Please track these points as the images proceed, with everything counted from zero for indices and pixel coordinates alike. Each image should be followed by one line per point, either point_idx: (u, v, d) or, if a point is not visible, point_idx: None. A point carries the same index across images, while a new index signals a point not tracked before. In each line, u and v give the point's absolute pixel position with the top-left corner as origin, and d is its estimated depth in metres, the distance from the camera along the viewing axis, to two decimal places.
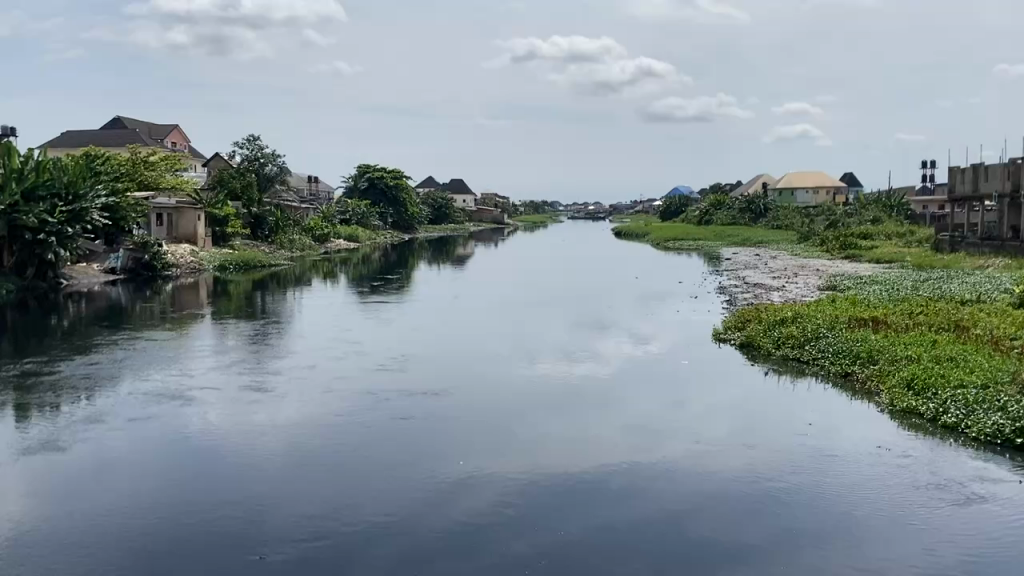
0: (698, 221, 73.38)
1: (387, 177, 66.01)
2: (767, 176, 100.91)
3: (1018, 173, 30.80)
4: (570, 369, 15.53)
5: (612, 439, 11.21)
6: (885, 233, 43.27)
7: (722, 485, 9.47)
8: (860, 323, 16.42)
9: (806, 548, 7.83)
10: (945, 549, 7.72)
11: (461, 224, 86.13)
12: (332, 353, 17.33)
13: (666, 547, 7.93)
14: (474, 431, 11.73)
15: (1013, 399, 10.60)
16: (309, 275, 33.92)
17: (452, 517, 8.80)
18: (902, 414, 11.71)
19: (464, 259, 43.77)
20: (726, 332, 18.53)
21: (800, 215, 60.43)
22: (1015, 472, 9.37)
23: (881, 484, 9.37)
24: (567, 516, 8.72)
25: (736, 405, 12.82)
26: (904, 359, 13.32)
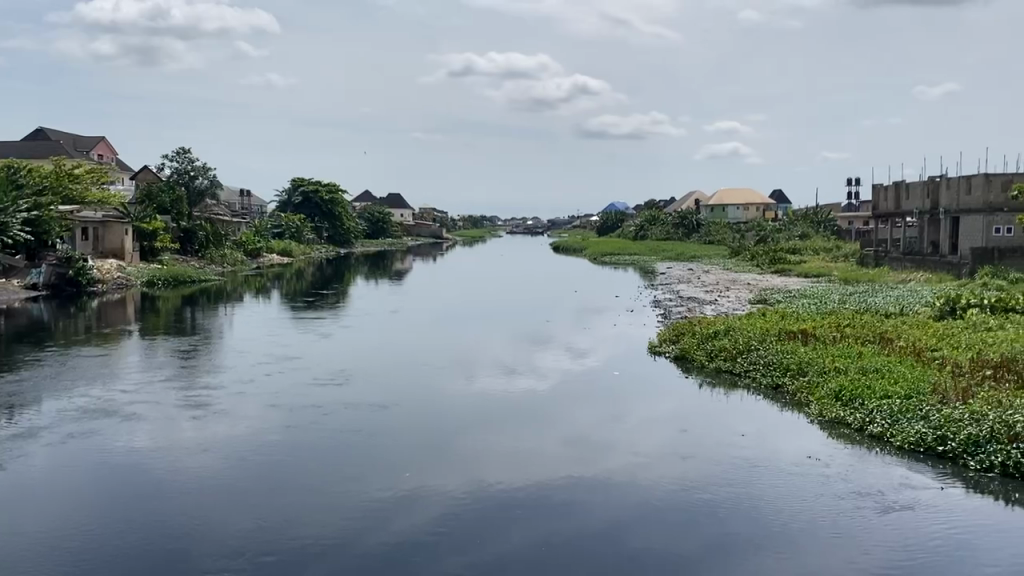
0: (633, 236, 74.37)
1: (321, 191, 65.21)
2: (699, 193, 103.18)
3: (936, 191, 32.29)
4: (511, 383, 15.52)
5: (555, 453, 11.22)
6: (813, 248, 44.45)
7: (662, 497, 9.56)
8: (790, 336, 16.86)
9: (743, 561, 7.88)
10: (872, 557, 7.88)
11: (397, 239, 85.39)
12: (268, 368, 17.03)
13: (604, 561, 7.92)
14: (414, 446, 11.64)
15: (935, 409, 10.97)
16: (240, 291, 33.17)
17: (388, 534, 8.64)
18: (831, 424, 12.02)
19: (401, 274, 43.34)
20: (660, 345, 18.80)
21: (730, 231, 61.85)
22: (937, 479, 9.72)
23: (811, 493, 9.59)
24: (505, 532, 8.64)
25: (673, 417, 13.01)
26: (832, 371, 13.70)
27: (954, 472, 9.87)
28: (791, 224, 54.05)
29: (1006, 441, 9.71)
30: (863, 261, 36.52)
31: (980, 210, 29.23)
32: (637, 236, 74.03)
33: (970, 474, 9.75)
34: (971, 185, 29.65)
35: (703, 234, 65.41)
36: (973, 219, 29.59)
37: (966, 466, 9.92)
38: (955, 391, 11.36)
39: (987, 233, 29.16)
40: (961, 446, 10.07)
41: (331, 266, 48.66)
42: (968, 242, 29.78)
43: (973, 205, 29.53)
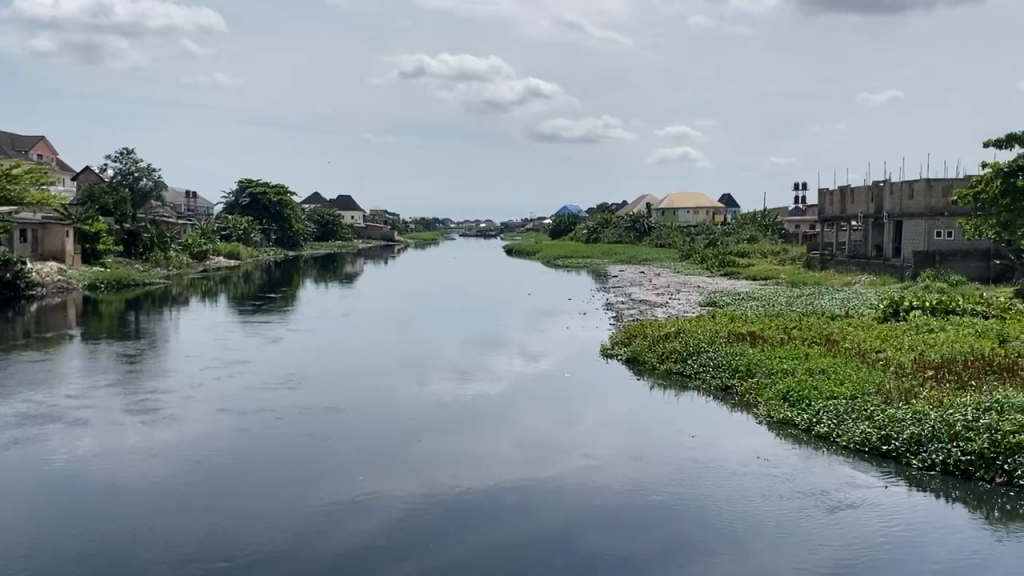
0: (586, 239, 74.87)
1: (270, 193, 64.20)
2: (650, 197, 104.37)
3: (880, 196, 33.09)
4: (464, 387, 15.40)
5: (507, 456, 11.16)
6: (761, 251, 45.25)
7: (615, 499, 9.57)
8: (739, 337, 17.08)
9: (694, 563, 7.90)
10: (818, 556, 7.97)
11: (348, 241, 84.58)
12: (216, 372, 16.67)
13: (555, 565, 7.88)
14: (365, 450, 11.47)
15: (879, 409, 11.18)
16: (187, 294, 32.44)
17: (339, 540, 8.47)
18: (779, 425, 12.17)
19: (352, 277, 42.89)
20: (612, 348, 18.91)
21: (681, 235, 62.63)
22: (881, 478, 9.90)
23: (761, 493, 9.68)
24: (457, 537, 8.54)
25: (626, 419, 13.07)
26: (779, 372, 13.92)
27: (897, 471, 10.05)
28: (740, 228, 54.92)
29: (947, 439, 9.91)
30: (810, 264, 37.19)
31: (922, 214, 30.06)
32: (590, 238, 74.42)
33: (912, 472, 9.92)
34: (914, 190, 30.48)
35: (653, 238, 66.10)
36: (915, 223, 30.36)
37: (909, 464, 10.10)
38: (898, 392, 11.60)
39: (929, 237, 29.96)
40: (904, 445, 10.26)
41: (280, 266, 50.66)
42: (910, 246, 30.51)
43: (915, 209, 30.33)
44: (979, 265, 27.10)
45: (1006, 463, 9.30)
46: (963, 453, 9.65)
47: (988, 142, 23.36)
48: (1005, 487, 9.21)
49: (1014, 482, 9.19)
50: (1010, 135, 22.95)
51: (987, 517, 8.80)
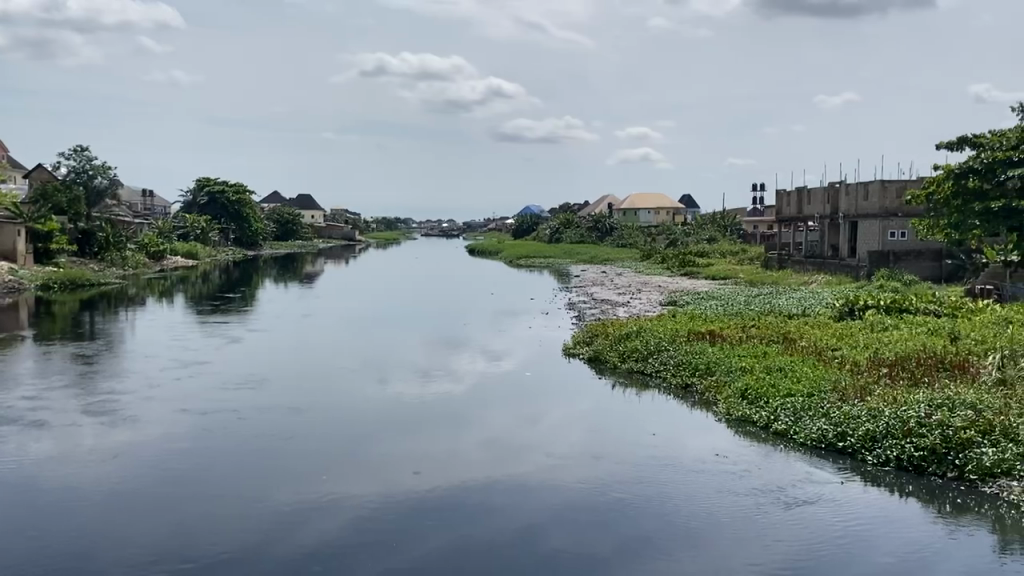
0: (548, 239, 75.10)
1: (228, 192, 63.32)
2: (610, 197, 104.97)
3: (836, 197, 33.69)
4: (426, 387, 15.36)
5: (471, 456, 11.17)
6: (720, 250, 45.73)
7: (578, 498, 9.62)
8: (699, 336, 17.29)
9: (655, 560, 7.97)
10: (776, 550, 8.12)
11: (309, 241, 83.79)
12: (175, 372, 16.44)
13: (519, 564, 7.90)
14: (326, 450, 11.40)
15: (835, 406, 11.39)
16: (143, 294, 31.89)
17: (302, 542, 8.41)
18: (738, 423, 12.35)
19: (313, 277, 42.52)
20: (574, 347, 19.02)
21: (642, 235, 63.13)
22: (838, 474, 10.09)
23: (719, 490, 9.82)
24: (420, 537, 8.53)
25: (588, 418, 13.15)
26: (738, 370, 14.12)
27: (853, 467, 10.25)
28: (700, 228, 55.48)
29: (901, 436, 10.14)
30: (767, 264, 37.71)
31: (877, 214, 30.68)
32: (551, 238, 74.67)
33: (867, 468, 10.13)
34: (869, 191, 31.11)
35: (615, 237, 66.53)
36: (870, 224, 30.97)
37: (864, 460, 10.31)
38: (853, 389, 11.84)
39: (883, 237, 30.59)
40: (859, 442, 10.47)
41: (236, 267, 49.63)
42: (865, 246, 31.12)
43: (870, 210, 30.94)
44: (931, 265, 27.74)
45: (957, 458, 9.56)
46: (916, 449, 9.87)
47: (941, 145, 23.90)
48: (956, 482, 9.44)
49: (964, 477, 9.43)
50: (961, 138, 23.54)
51: (940, 511, 9.01)
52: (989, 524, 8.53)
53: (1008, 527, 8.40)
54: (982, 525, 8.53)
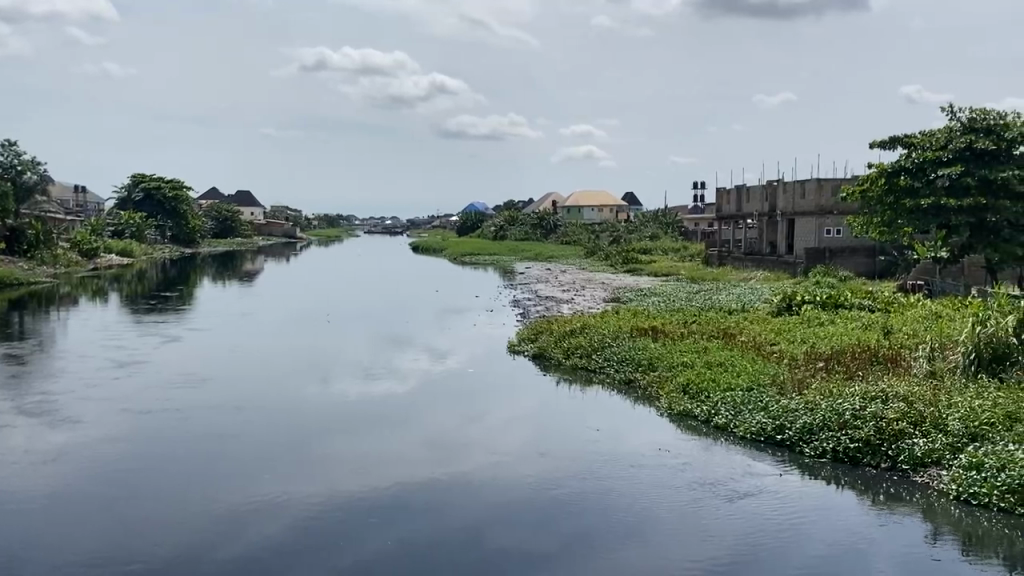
0: (492, 236, 75.08)
1: (164, 188, 61.70)
2: (554, 195, 105.47)
3: (774, 195, 34.46)
4: (370, 387, 15.18)
5: (415, 455, 11.09)
6: (662, 247, 46.36)
7: (524, 495, 9.63)
8: (641, 333, 17.47)
9: (600, 554, 8.05)
10: (716, 542, 8.26)
11: (249, 239, 82.33)
12: (112, 372, 15.98)
13: (465, 562, 7.88)
14: (268, 450, 11.21)
15: (773, 400, 11.62)
16: (75, 293, 30.94)
17: (245, 544, 8.25)
18: (680, 417, 12.51)
19: (254, 276, 41.25)
20: (519, 344, 19.05)
21: (586, 232, 63.61)
22: (777, 466, 10.30)
23: (661, 484, 9.95)
24: (364, 536, 8.47)
25: (532, 416, 13.16)
26: (679, 365, 14.32)
27: (791, 459, 10.48)
28: (642, 225, 56.13)
29: (837, 428, 10.39)
30: (708, 260, 38.34)
31: (813, 212, 31.48)
32: (495, 235, 74.69)
33: (805, 460, 10.36)
34: (804, 189, 31.84)
35: (559, 235, 66.94)
36: (806, 221, 31.79)
37: (802, 452, 10.54)
38: (791, 383, 12.09)
39: (819, 234, 31.49)
40: (797, 434, 10.71)
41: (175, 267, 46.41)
42: (802, 243, 31.92)
43: (807, 208, 31.72)
44: (865, 261, 28.56)
45: (890, 449, 9.86)
46: (852, 441, 10.13)
47: (873, 142, 24.56)
48: (890, 472, 9.73)
49: (897, 467, 9.72)
50: (893, 136, 24.22)
51: (873, 500, 9.25)
52: (920, 513, 8.79)
53: (938, 515, 8.66)
54: (913, 514, 8.78)
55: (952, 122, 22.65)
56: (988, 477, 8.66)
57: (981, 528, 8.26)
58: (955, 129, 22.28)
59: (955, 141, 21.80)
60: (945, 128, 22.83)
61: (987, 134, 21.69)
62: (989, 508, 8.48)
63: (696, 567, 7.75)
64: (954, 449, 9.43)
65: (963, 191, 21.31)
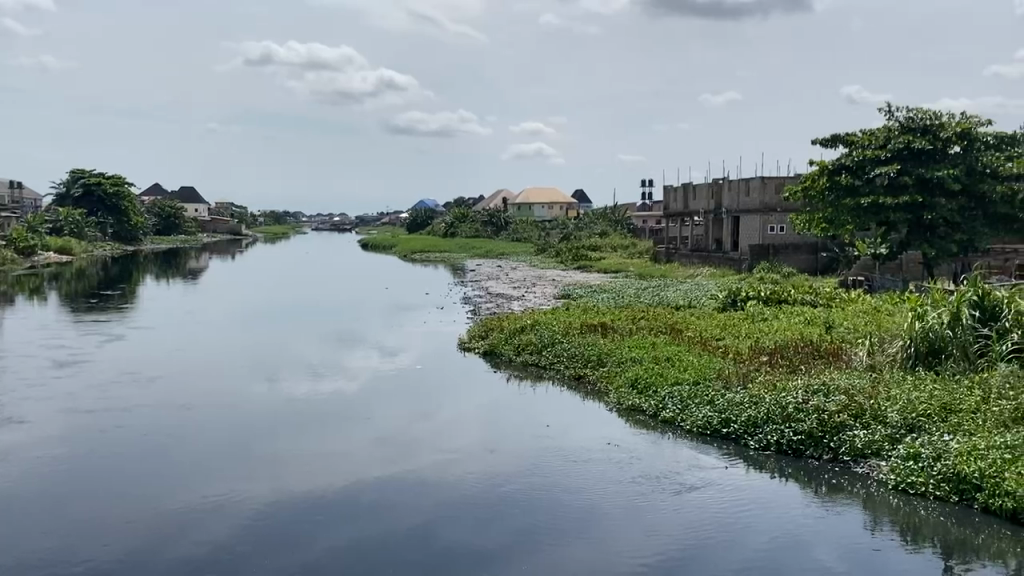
0: (443, 233, 74.85)
1: (105, 183, 59.97)
2: (504, 192, 105.54)
3: (719, 193, 35.02)
4: (318, 385, 15.00)
5: (365, 453, 11.01)
6: (612, 244, 46.76)
7: (473, 494, 9.59)
8: (591, 329, 17.61)
9: (548, 552, 8.05)
10: (666, 536, 8.36)
11: (194, 236, 80.80)
12: (52, 372, 15.52)
13: (411, 562, 7.82)
14: (216, 450, 11.01)
15: (719, 394, 11.82)
16: (11, 292, 29.95)
17: (189, 545, 8.07)
18: (629, 412, 12.64)
19: (198, 275, 39.41)
20: (470, 341, 19.01)
21: (536, 229, 63.83)
22: (724, 459, 10.47)
23: (609, 479, 10.03)
24: (314, 536, 8.36)
25: (482, 413, 13.14)
26: (629, 361, 14.47)
27: (737, 451, 10.68)
28: (592, 223, 56.52)
29: (780, 420, 10.61)
30: (656, 257, 38.80)
31: (758, 210, 32.06)
32: (445, 233, 74.47)
33: (750, 453, 10.56)
34: (749, 187, 32.41)
35: (509, 232, 67.07)
36: (751, 218, 32.35)
37: (747, 445, 10.74)
38: (736, 377, 12.32)
39: (763, 231, 32.01)
40: (742, 427, 10.91)
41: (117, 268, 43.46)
42: (747, 239, 32.49)
43: (751, 206, 32.29)
44: (807, 258, 29.20)
45: (832, 441, 10.10)
46: (794, 434, 10.37)
47: (815, 140, 25.07)
48: (831, 463, 9.97)
49: (838, 458, 9.96)
50: (834, 135, 24.77)
51: (816, 491, 9.47)
52: (860, 503, 9.03)
53: (877, 505, 8.90)
54: (854, 505, 9.01)
55: (890, 121, 23.21)
56: (925, 467, 8.93)
57: (918, 516, 8.50)
58: (894, 128, 22.83)
59: (894, 140, 22.31)
60: (883, 127, 23.37)
61: (924, 134, 22.27)
62: (926, 497, 8.72)
63: (643, 561, 7.82)
64: (892, 440, 9.71)
65: (901, 189, 21.89)
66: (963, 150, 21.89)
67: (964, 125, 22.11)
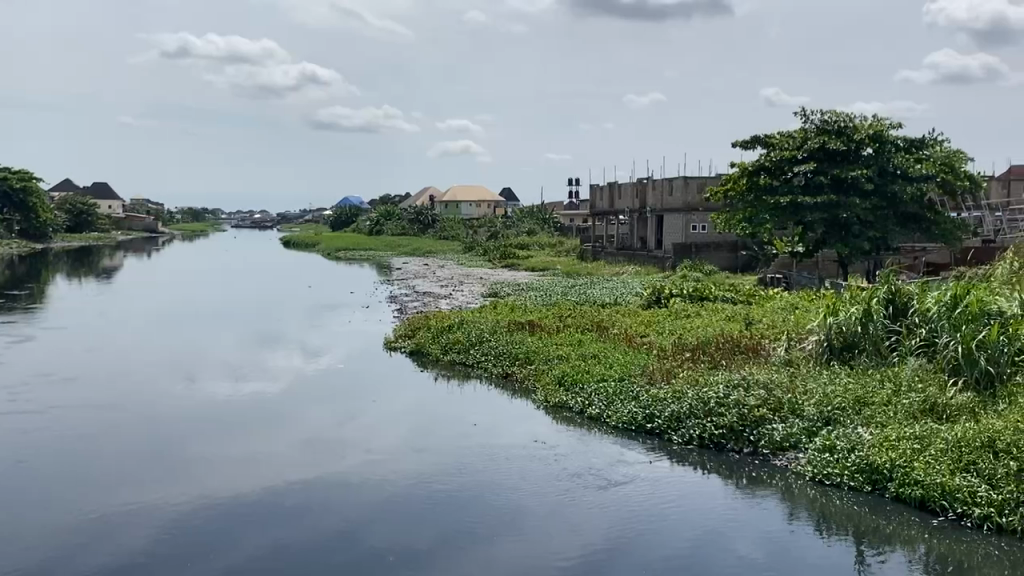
0: (368, 231, 73.93)
1: (12, 178, 57.14)
2: (431, 189, 105.10)
3: (644, 192, 35.54)
4: (240, 386, 14.61)
5: (289, 455, 10.75)
6: (539, 242, 47.00)
7: (401, 493, 9.45)
8: (518, 327, 17.59)
9: (476, 550, 8.00)
10: (593, 531, 8.39)
11: (107, 234, 77.75)
12: None
13: (337, 564, 7.65)
14: (132, 453, 10.58)
15: (643, 390, 11.94)
16: None
17: (107, 552, 7.76)
18: (555, 409, 12.67)
19: (112, 275, 37.49)
20: (396, 340, 18.77)
21: (463, 227, 63.65)
22: (648, 454, 10.56)
23: (535, 476, 10.02)
24: (238, 539, 8.13)
25: (409, 412, 13.01)
26: (556, 358, 14.50)
27: (662, 446, 10.79)
28: (519, 221, 56.65)
29: (702, 415, 10.79)
30: (582, 255, 39.13)
31: (681, 209, 32.64)
32: (371, 230, 73.54)
33: (674, 447, 10.69)
34: (672, 187, 33.00)
35: (436, 231, 66.69)
36: (675, 218, 32.89)
37: (670, 440, 10.87)
38: (659, 373, 12.48)
39: (686, 230, 32.50)
40: (666, 423, 11.04)
41: (25, 266, 41.42)
42: (671, 238, 33.01)
43: (675, 205, 32.87)
44: (728, 256, 29.89)
45: (751, 434, 10.31)
46: (716, 427, 10.56)
47: (736, 142, 25.60)
48: (752, 456, 10.17)
49: (758, 451, 10.17)
50: (753, 137, 25.37)
51: (737, 484, 9.63)
52: (779, 494, 9.22)
53: (795, 496, 9.10)
54: (774, 496, 9.19)
55: (806, 123, 23.82)
56: (840, 458, 9.19)
57: (833, 506, 8.73)
58: (810, 130, 23.47)
59: (810, 141, 22.97)
60: (800, 129, 23.95)
61: (839, 135, 22.91)
62: (841, 487, 8.96)
63: (570, 557, 7.83)
64: (809, 433, 9.97)
65: (817, 189, 22.62)
66: (875, 151, 22.62)
67: (876, 126, 22.84)
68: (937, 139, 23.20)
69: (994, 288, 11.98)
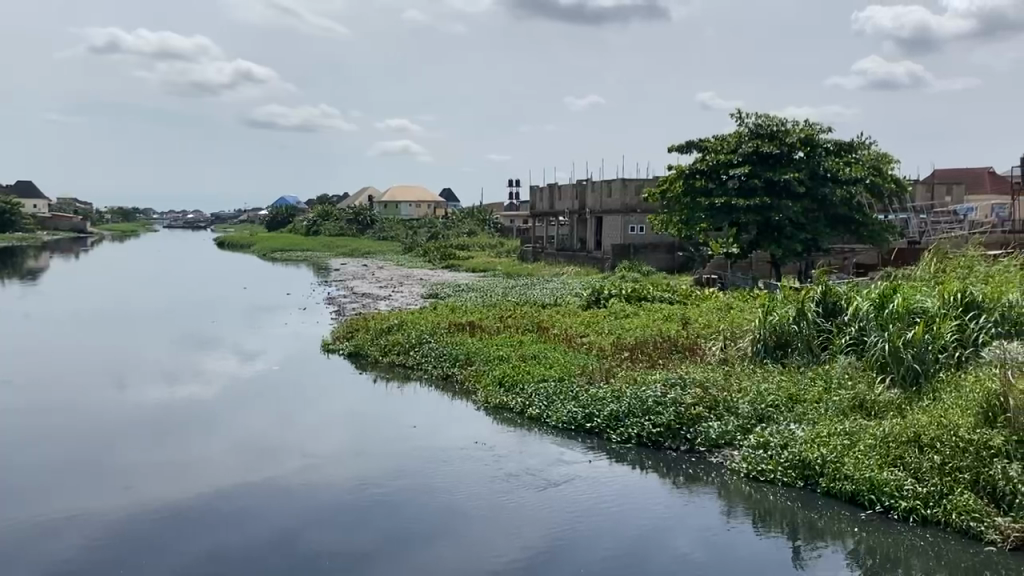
0: (306, 231, 73.02)
1: None
2: (370, 189, 104.27)
3: (584, 194, 35.93)
4: (174, 390, 14.26)
5: (224, 460, 10.52)
6: (479, 242, 47.06)
7: (337, 498, 9.31)
8: (458, 328, 17.53)
9: (415, 552, 7.93)
10: (532, 532, 8.40)
11: (32, 233, 75.33)
12: None
13: (273, 569, 7.51)
14: (59, 459, 10.23)
15: (583, 390, 12.02)
16: None
17: (33, 562, 7.48)
18: (496, 410, 12.66)
19: (37, 275, 36.84)
20: (334, 342, 18.53)
21: (403, 228, 63.27)
22: (588, 453, 10.63)
23: (475, 478, 9.97)
24: (170, 545, 7.93)
25: (347, 416, 12.84)
26: (496, 359, 14.49)
27: (601, 445, 10.87)
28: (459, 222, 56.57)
29: (641, 414, 10.92)
30: (523, 256, 39.34)
31: (619, 210, 32.96)
32: (309, 230, 72.51)
33: (612, 446, 10.77)
34: (611, 189, 33.43)
35: (376, 231, 66.17)
36: (613, 219, 33.25)
37: (609, 439, 10.95)
38: (598, 373, 12.58)
39: (625, 231, 32.82)
40: (604, 421, 11.12)
41: None
42: (609, 239, 33.35)
43: (613, 206, 33.27)
44: (665, 257, 30.26)
45: (688, 432, 10.46)
46: (653, 426, 10.69)
47: (672, 145, 25.99)
48: (688, 453, 10.31)
49: (695, 448, 10.30)
50: (689, 140, 25.78)
51: (675, 481, 9.76)
52: (716, 492, 9.36)
53: (731, 492, 9.26)
54: (710, 493, 9.34)
55: (740, 127, 24.31)
56: (773, 454, 9.40)
57: (767, 502, 8.90)
58: (744, 133, 23.92)
59: (744, 144, 23.50)
60: (735, 132, 24.43)
61: (772, 139, 23.47)
62: (774, 483, 9.14)
63: (509, 557, 7.83)
64: (744, 430, 10.15)
65: (752, 192, 23.00)
66: (807, 155, 23.23)
67: (807, 131, 23.46)
68: (864, 142, 23.97)
69: (918, 288, 12.37)
